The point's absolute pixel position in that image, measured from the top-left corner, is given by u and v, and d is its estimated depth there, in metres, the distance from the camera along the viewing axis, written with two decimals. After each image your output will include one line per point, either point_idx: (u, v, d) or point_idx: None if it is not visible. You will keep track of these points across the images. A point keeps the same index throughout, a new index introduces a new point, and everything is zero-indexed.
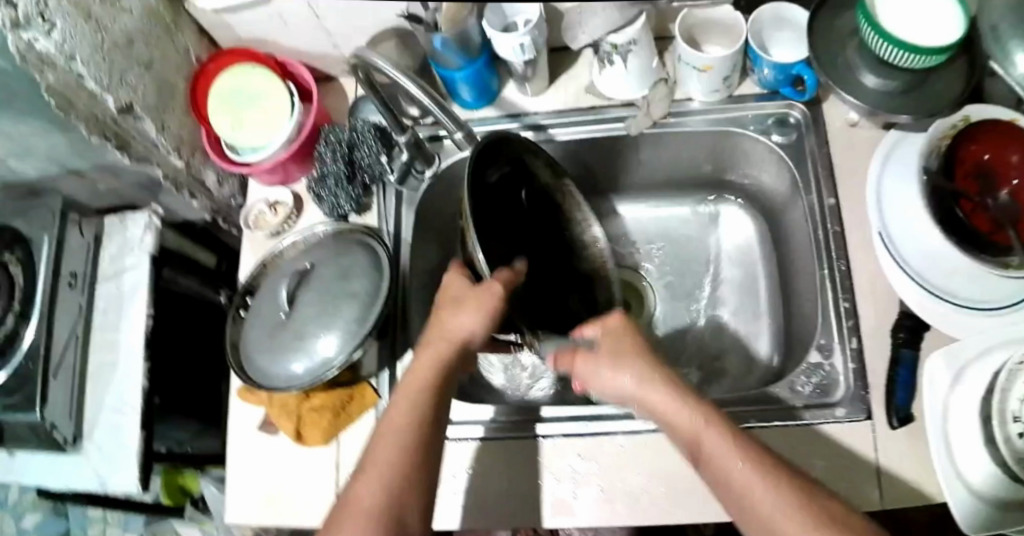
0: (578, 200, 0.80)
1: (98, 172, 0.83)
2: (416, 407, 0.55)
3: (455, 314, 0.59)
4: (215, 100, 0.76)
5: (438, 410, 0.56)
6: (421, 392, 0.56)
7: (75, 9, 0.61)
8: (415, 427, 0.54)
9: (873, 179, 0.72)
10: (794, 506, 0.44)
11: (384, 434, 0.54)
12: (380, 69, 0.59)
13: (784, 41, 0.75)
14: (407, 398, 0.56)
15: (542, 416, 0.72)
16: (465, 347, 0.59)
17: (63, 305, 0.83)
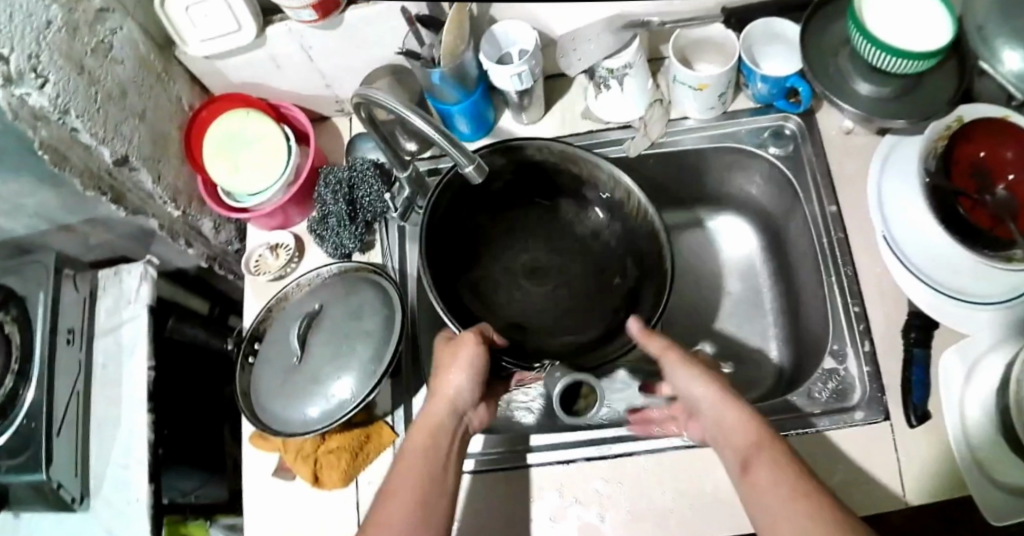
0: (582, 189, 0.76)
1: (89, 225, 0.81)
2: (414, 470, 0.56)
3: (441, 375, 0.61)
4: (211, 148, 0.75)
5: (440, 467, 0.57)
6: (423, 448, 0.57)
7: (68, 62, 0.60)
8: (416, 484, 0.55)
9: (873, 184, 0.72)
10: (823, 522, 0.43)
11: (384, 501, 0.54)
12: (382, 104, 0.57)
13: (773, 54, 0.76)
14: (405, 464, 0.56)
15: (530, 445, 0.71)
16: (455, 405, 0.61)
17: (62, 362, 0.81)
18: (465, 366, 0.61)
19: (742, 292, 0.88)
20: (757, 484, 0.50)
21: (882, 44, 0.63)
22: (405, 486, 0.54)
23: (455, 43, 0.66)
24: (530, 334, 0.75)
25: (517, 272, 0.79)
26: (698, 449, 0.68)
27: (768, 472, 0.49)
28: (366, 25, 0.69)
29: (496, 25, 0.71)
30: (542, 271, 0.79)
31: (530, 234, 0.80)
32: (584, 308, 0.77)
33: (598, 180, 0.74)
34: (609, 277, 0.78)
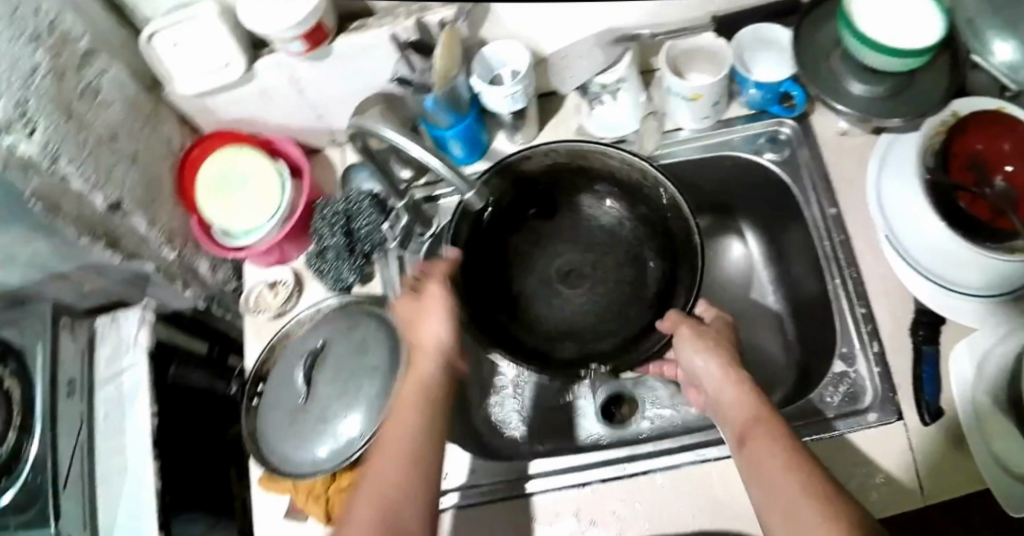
0: (596, 182, 0.74)
1: (83, 272, 0.81)
2: (404, 423, 0.53)
3: (420, 325, 0.59)
4: (202, 188, 0.74)
5: (428, 412, 0.55)
6: (409, 400, 0.55)
7: (57, 109, 0.59)
8: (408, 431, 0.53)
9: (872, 185, 0.72)
10: (822, 510, 0.44)
11: (376, 459, 0.52)
12: (388, 138, 0.56)
13: (762, 60, 0.75)
14: (395, 418, 0.54)
15: (531, 471, 0.69)
16: (437, 352, 0.58)
17: (63, 416, 0.79)
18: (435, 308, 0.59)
19: (748, 299, 0.87)
20: (761, 468, 0.50)
21: (876, 44, 0.63)
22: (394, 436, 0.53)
23: (446, 70, 0.66)
24: (571, 341, 0.73)
25: (552, 279, 0.76)
26: (713, 462, 0.66)
27: (772, 457, 0.50)
28: (356, 54, 0.69)
29: (485, 48, 0.71)
30: (577, 273, 0.76)
31: (561, 238, 0.77)
32: (623, 303, 0.74)
33: (613, 173, 0.72)
34: (643, 264, 0.74)
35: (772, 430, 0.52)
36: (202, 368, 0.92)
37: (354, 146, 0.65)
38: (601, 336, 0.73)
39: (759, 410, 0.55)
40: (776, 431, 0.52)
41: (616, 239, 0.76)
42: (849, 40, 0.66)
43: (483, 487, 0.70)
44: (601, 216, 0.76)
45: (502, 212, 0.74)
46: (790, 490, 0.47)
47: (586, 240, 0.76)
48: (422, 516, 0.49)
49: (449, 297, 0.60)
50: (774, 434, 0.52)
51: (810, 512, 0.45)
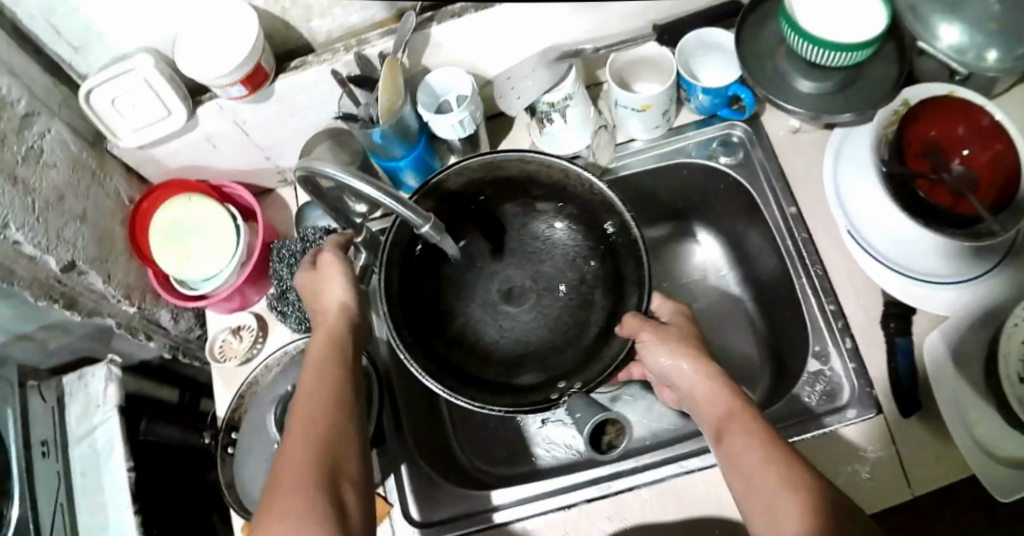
0: (523, 192, 0.69)
1: (46, 331, 0.80)
2: (321, 372, 0.56)
3: (322, 290, 0.62)
4: (155, 240, 0.73)
5: (342, 360, 0.58)
6: (321, 353, 0.58)
7: (2, 175, 0.58)
8: (326, 378, 0.56)
9: (829, 178, 0.72)
10: (801, 505, 0.45)
11: (299, 408, 0.54)
12: (331, 176, 0.54)
13: (713, 62, 0.77)
14: (313, 371, 0.57)
15: (494, 503, 0.68)
16: (342, 312, 0.62)
17: (40, 480, 0.76)
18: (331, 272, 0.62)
19: (717, 302, 0.86)
20: (740, 464, 0.50)
21: (816, 40, 0.63)
22: (312, 383, 0.56)
23: (392, 102, 0.65)
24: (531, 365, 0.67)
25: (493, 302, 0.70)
26: (698, 472, 0.65)
27: (748, 449, 0.50)
28: (299, 93, 0.68)
29: (428, 76, 0.71)
30: (518, 290, 0.70)
31: (498, 257, 0.71)
32: (574, 314, 0.69)
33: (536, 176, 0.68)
34: (584, 264, 0.69)
35: (746, 423, 0.52)
36: (174, 422, 0.85)
37: (304, 190, 0.64)
38: (561, 349, 0.68)
39: (732, 402, 0.55)
40: (751, 422, 0.52)
41: (553, 250, 0.71)
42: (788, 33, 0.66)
43: (443, 522, 0.68)
44: (533, 226, 0.71)
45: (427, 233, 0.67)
46: (769, 485, 0.48)
47: (520, 254, 0.71)
48: (353, 437, 0.52)
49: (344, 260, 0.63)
50: (749, 425, 0.52)
51: (789, 510, 0.46)
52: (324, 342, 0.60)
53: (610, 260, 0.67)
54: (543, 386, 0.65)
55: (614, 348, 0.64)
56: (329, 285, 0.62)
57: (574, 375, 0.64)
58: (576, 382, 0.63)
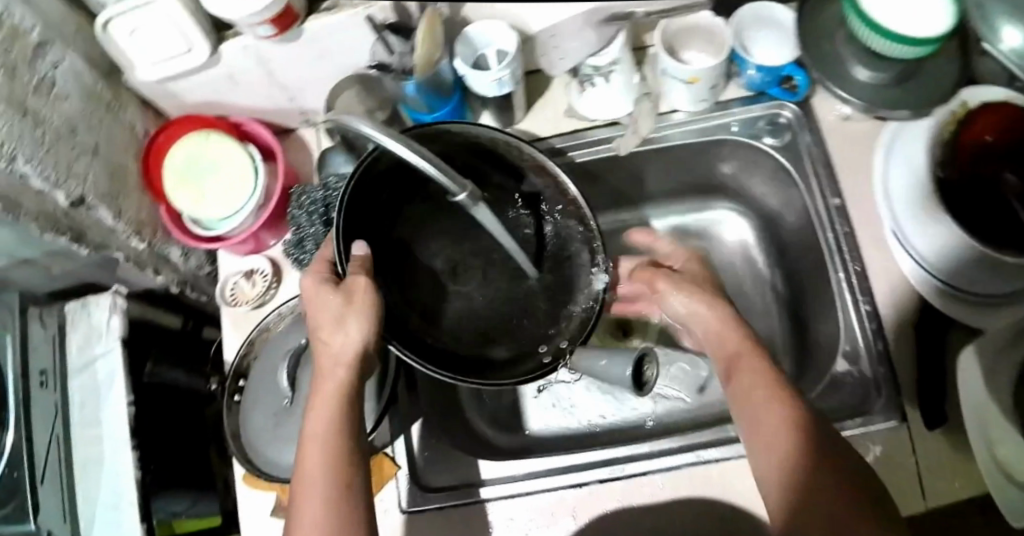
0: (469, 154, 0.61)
1: (51, 258, 0.78)
2: (327, 449, 0.49)
3: (330, 337, 0.51)
4: (170, 177, 0.70)
5: (349, 429, 0.50)
6: (326, 421, 0.50)
7: (12, 107, 0.54)
8: (330, 457, 0.49)
9: (879, 173, 0.69)
10: (796, 444, 0.47)
11: (304, 495, 0.48)
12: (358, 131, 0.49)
13: (770, 40, 0.71)
14: (315, 446, 0.49)
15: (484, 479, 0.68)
16: (348, 364, 0.51)
17: (36, 409, 0.77)
18: (331, 298, 0.51)
19: (741, 284, 0.83)
20: (742, 393, 0.52)
21: (884, 30, 0.61)
22: (311, 455, 0.49)
23: (430, 54, 0.63)
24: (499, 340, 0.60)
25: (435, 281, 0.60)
26: (714, 463, 0.65)
27: (752, 387, 0.51)
28: (330, 36, 0.64)
29: (469, 27, 0.67)
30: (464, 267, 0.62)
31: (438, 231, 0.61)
32: (527, 284, 0.63)
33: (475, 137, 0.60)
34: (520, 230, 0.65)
35: (752, 364, 0.53)
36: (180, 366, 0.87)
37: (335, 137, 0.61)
38: (525, 320, 0.62)
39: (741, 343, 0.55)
40: (757, 365, 0.53)
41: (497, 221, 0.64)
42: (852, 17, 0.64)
43: (452, 488, 0.68)
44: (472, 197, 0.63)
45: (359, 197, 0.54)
46: (763, 421, 0.49)
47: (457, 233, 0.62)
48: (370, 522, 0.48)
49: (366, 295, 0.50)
50: (756, 367, 0.53)
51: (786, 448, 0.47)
52: (325, 399, 0.51)
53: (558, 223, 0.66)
54: (524, 355, 0.59)
55: (578, 317, 0.62)
56: (327, 326, 0.51)
57: (555, 336, 0.61)
58: (563, 339, 0.61)
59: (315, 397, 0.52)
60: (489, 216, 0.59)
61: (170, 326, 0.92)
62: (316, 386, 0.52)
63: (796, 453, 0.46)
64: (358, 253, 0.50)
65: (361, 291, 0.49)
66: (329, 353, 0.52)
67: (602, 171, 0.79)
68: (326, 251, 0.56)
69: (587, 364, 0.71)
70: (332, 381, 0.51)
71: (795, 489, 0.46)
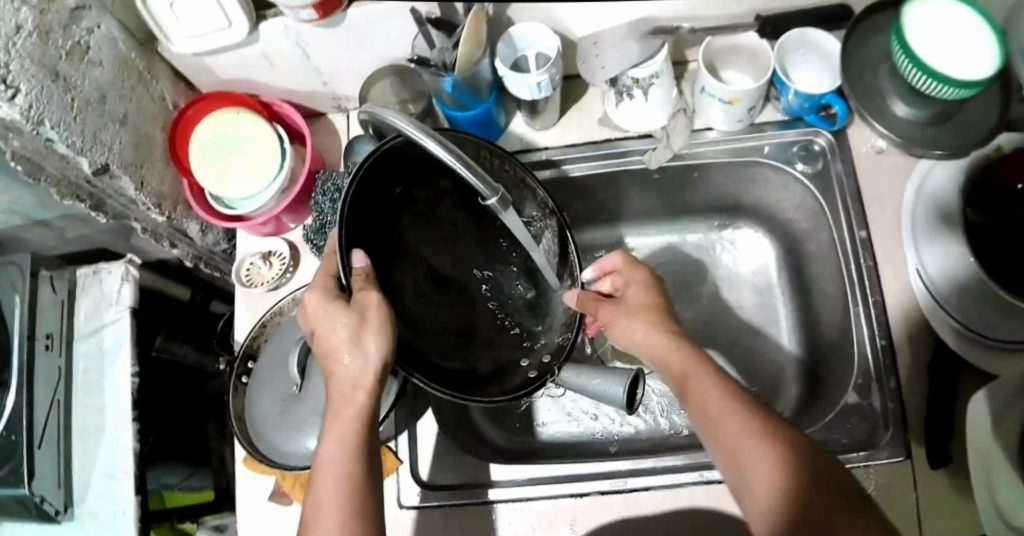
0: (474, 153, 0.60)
1: (66, 220, 0.78)
2: (341, 469, 0.48)
3: (348, 354, 0.50)
4: (196, 152, 0.69)
5: (364, 450, 0.50)
6: (343, 442, 0.49)
7: (42, 69, 0.54)
8: (345, 477, 0.48)
9: (906, 213, 0.70)
10: (778, 458, 0.46)
11: (317, 514, 0.47)
12: (388, 122, 0.48)
13: (807, 66, 0.72)
14: (329, 465, 0.49)
15: (485, 480, 0.69)
16: (370, 385, 0.51)
17: (40, 372, 0.76)
18: (342, 317, 0.50)
19: (756, 306, 0.83)
20: (707, 406, 0.51)
21: (949, 79, 0.59)
22: (327, 482, 0.48)
23: (472, 52, 0.62)
24: (478, 351, 0.61)
25: (423, 292, 0.60)
26: (717, 485, 0.65)
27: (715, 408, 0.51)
28: (371, 22, 0.63)
29: (513, 28, 0.66)
30: (444, 281, 0.61)
31: (437, 238, 0.61)
32: (496, 299, 0.65)
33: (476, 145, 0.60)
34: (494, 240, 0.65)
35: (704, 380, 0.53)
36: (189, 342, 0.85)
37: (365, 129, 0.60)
38: (500, 335, 0.64)
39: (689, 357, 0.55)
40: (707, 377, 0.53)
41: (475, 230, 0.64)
42: (906, 67, 0.63)
43: (455, 489, 0.68)
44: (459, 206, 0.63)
45: (365, 202, 0.54)
46: (744, 446, 0.48)
47: (447, 240, 0.62)
48: None
49: (384, 311, 0.49)
50: (706, 382, 0.53)
51: (765, 466, 0.46)
52: (341, 423, 0.50)
53: (556, 232, 0.64)
54: (508, 369, 0.62)
55: (558, 334, 0.65)
56: (340, 348, 0.50)
57: (536, 350, 0.64)
58: (545, 353, 0.63)
59: (331, 422, 0.51)
60: (515, 219, 0.57)
61: (178, 298, 0.93)
62: (330, 410, 0.51)
63: (778, 471, 0.46)
64: (359, 266, 0.49)
65: (373, 308, 0.49)
66: (345, 377, 0.51)
67: (629, 181, 0.79)
68: (327, 265, 0.54)
69: (579, 380, 0.61)
70: (354, 401, 0.50)
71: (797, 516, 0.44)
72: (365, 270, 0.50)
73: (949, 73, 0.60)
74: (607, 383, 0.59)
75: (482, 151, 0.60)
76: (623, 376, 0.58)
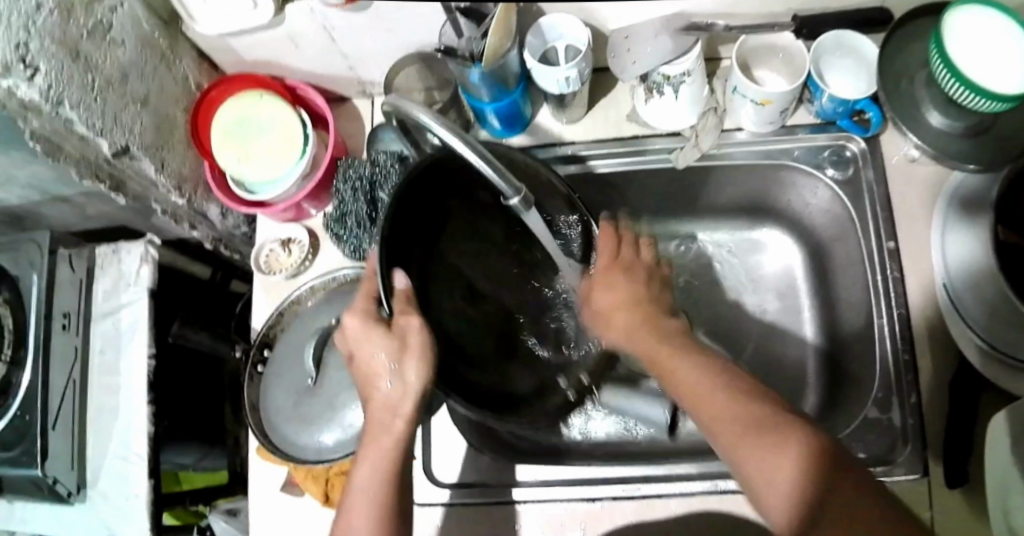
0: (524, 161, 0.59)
1: (86, 197, 0.78)
2: (375, 487, 0.50)
3: (386, 380, 0.52)
4: (218, 133, 0.68)
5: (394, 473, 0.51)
6: (381, 461, 0.51)
7: (61, 49, 0.53)
8: (377, 497, 0.50)
9: (937, 226, 0.68)
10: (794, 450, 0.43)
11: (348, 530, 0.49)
12: (417, 118, 0.47)
13: (842, 70, 0.70)
14: (364, 485, 0.50)
15: (501, 478, 0.69)
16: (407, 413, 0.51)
17: (55, 350, 0.77)
18: (383, 341, 0.51)
19: (778, 311, 0.82)
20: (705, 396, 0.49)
21: (989, 93, 0.57)
22: (358, 502, 0.50)
23: (498, 46, 0.60)
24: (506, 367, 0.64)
25: (460, 305, 0.62)
26: (731, 495, 0.64)
27: (730, 421, 0.47)
28: (398, 9, 0.62)
29: (542, 17, 0.64)
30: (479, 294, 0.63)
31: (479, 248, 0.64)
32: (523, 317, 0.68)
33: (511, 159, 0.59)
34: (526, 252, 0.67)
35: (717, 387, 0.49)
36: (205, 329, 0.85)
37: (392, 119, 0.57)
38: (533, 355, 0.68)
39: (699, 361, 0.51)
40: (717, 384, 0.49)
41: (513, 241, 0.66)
42: (944, 76, 0.61)
43: (475, 488, 0.68)
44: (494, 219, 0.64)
45: (407, 225, 0.56)
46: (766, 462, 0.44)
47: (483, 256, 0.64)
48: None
49: (427, 336, 0.51)
50: (717, 389, 0.49)
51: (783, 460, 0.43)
52: (376, 449, 0.51)
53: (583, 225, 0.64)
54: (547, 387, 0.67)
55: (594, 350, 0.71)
56: (382, 373, 0.52)
57: (573, 370, 0.70)
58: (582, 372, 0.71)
59: (367, 445, 0.52)
60: (537, 217, 0.56)
61: (198, 277, 0.91)
62: (367, 435, 0.52)
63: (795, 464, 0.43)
64: (401, 287, 0.51)
65: (413, 333, 0.50)
66: (384, 404, 0.52)
67: (652, 181, 0.77)
68: (368, 285, 0.55)
69: (620, 402, 0.74)
70: (393, 430, 0.51)
71: (821, 533, 0.40)
72: (406, 289, 0.51)
73: (987, 87, 0.59)
74: (646, 406, 0.73)
75: (525, 162, 0.60)
76: (663, 404, 0.73)
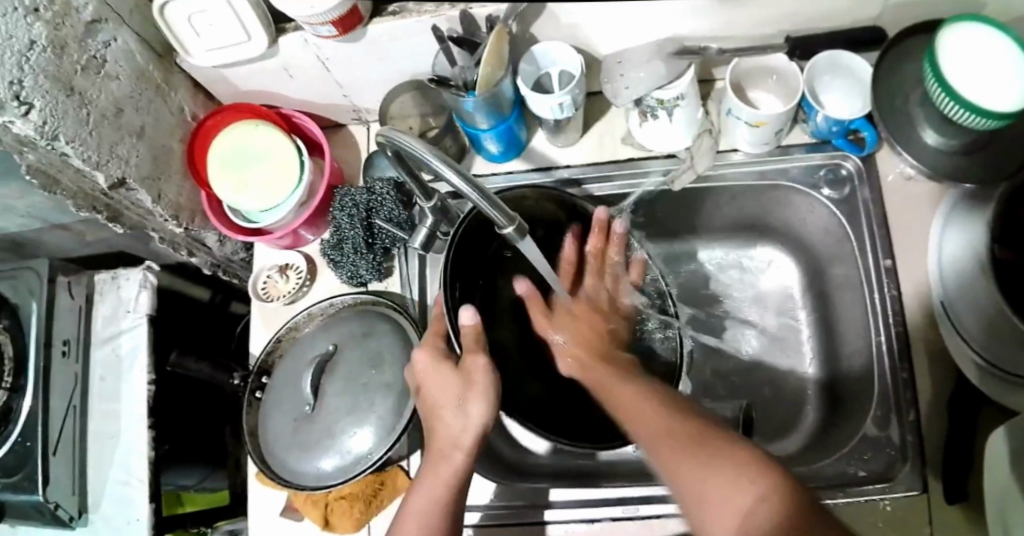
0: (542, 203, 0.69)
1: (83, 224, 0.78)
2: (435, 494, 0.53)
3: (453, 414, 0.56)
4: (214, 164, 0.68)
5: (458, 489, 0.54)
6: (439, 475, 0.54)
7: (57, 84, 0.53)
8: (439, 503, 0.53)
9: (934, 242, 0.68)
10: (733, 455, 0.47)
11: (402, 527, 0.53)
12: (413, 151, 0.46)
13: (838, 88, 0.70)
14: (425, 492, 0.54)
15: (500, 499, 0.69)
16: (467, 443, 0.55)
17: (56, 379, 0.76)
18: (452, 378, 0.57)
19: (777, 327, 0.83)
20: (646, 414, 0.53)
21: (986, 112, 0.57)
22: (413, 515, 0.53)
23: (491, 74, 0.60)
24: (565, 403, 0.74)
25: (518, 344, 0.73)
26: None
27: (682, 459, 0.48)
28: (393, 38, 0.62)
29: (535, 45, 0.65)
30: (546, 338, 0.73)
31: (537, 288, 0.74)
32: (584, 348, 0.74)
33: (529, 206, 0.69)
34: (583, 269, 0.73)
35: (671, 423, 0.51)
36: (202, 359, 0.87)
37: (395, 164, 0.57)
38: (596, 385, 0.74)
39: (647, 399, 0.55)
40: (662, 418, 0.52)
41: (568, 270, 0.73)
42: (940, 97, 0.60)
43: (494, 510, 0.68)
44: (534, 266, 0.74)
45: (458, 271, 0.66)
46: (724, 503, 0.45)
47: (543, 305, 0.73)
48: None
49: (493, 375, 0.56)
50: (662, 423, 0.52)
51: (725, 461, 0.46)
52: (435, 477, 0.54)
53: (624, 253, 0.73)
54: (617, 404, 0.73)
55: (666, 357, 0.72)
56: (447, 408, 0.56)
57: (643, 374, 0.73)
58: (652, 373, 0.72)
59: (427, 475, 0.55)
60: (531, 244, 0.55)
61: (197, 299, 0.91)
62: (430, 463, 0.55)
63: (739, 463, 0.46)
64: (469, 324, 0.58)
65: (478, 371, 0.56)
66: (447, 436, 0.55)
67: (648, 203, 0.78)
68: (438, 326, 0.63)
69: None
70: (452, 456, 0.54)
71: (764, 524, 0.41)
72: (475, 326, 0.58)
73: (984, 105, 0.58)
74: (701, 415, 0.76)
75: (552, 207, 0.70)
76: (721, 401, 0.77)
